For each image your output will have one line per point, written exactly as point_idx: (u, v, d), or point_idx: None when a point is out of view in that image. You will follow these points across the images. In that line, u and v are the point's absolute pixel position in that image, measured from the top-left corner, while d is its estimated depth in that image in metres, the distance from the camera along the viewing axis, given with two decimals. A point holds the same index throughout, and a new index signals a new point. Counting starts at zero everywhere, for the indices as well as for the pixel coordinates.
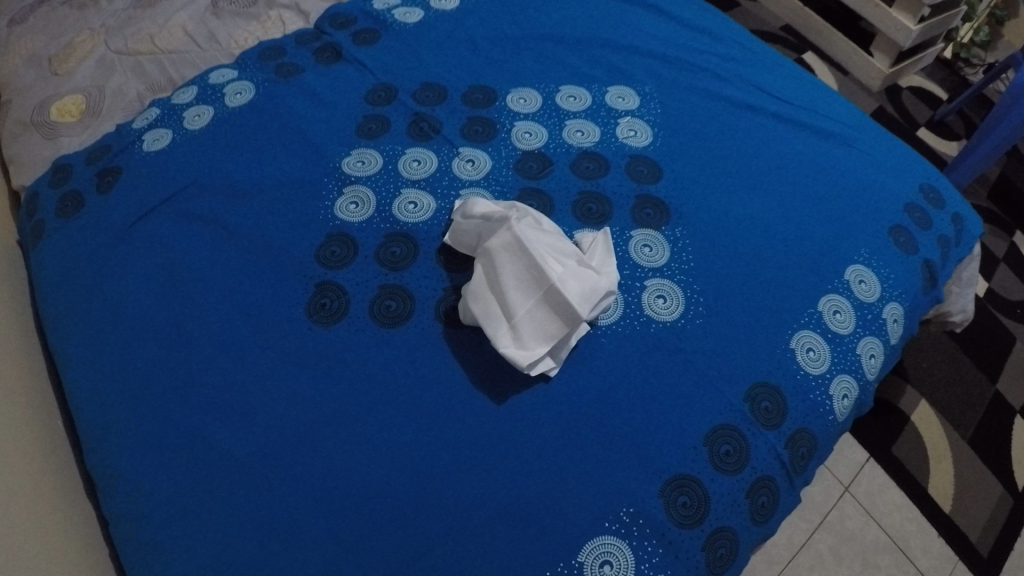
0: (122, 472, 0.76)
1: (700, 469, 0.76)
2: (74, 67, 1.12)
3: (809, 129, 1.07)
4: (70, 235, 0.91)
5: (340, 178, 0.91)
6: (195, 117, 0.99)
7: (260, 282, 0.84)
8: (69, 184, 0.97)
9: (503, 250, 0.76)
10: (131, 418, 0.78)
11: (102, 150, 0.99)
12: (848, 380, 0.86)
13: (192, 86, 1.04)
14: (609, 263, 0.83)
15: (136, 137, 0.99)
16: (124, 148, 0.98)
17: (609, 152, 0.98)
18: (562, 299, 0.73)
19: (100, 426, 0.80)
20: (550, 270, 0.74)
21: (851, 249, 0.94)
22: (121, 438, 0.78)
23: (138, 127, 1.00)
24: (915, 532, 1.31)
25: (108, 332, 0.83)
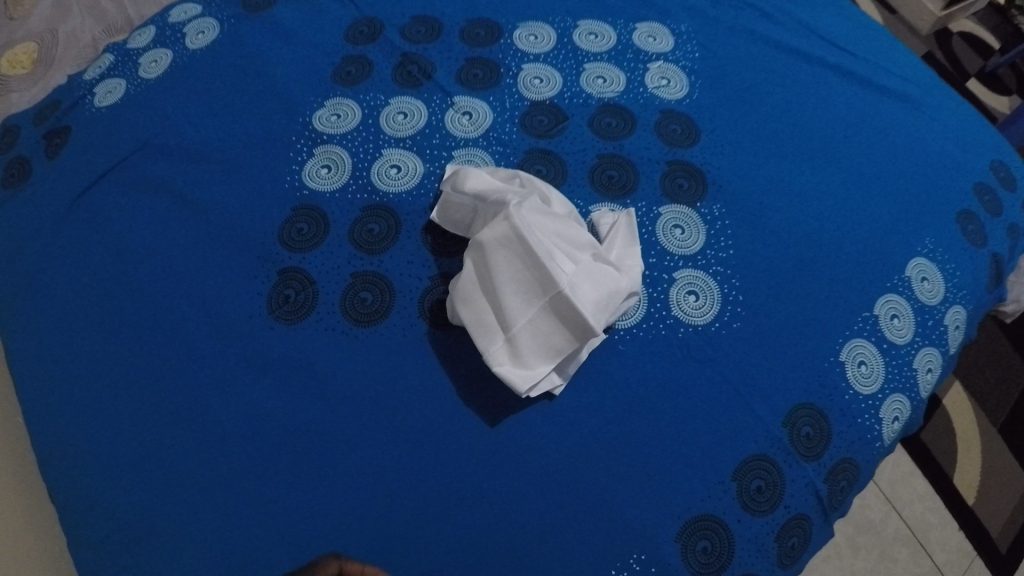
0: (67, 497, 0.66)
1: (726, 510, 0.65)
2: (28, 8, 0.94)
3: (868, 86, 0.90)
4: (7, 205, 0.78)
5: (311, 135, 0.77)
6: (151, 64, 0.83)
7: (218, 264, 0.71)
8: (14, 148, 0.82)
9: (498, 244, 0.63)
10: (76, 437, 0.67)
11: (50, 107, 0.83)
12: (902, 400, 0.73)
13: (150, 26, 0.88)
14: (632, 253, 0.70)
15: (87, 89, 0.83)
16: (74, 103, 0.82)
17: (634, 105, 0.83)
18: (571, 312, 0.61)
19: (44, 445, 0.68)
20: (557, 273, 0.61)
21: (912, 238, 0.80)
22: (65, 459, 0.67)
23: (90, 78, 0.84)
24: (936, 524, 1.21)
25: (47, 325, 0.71)
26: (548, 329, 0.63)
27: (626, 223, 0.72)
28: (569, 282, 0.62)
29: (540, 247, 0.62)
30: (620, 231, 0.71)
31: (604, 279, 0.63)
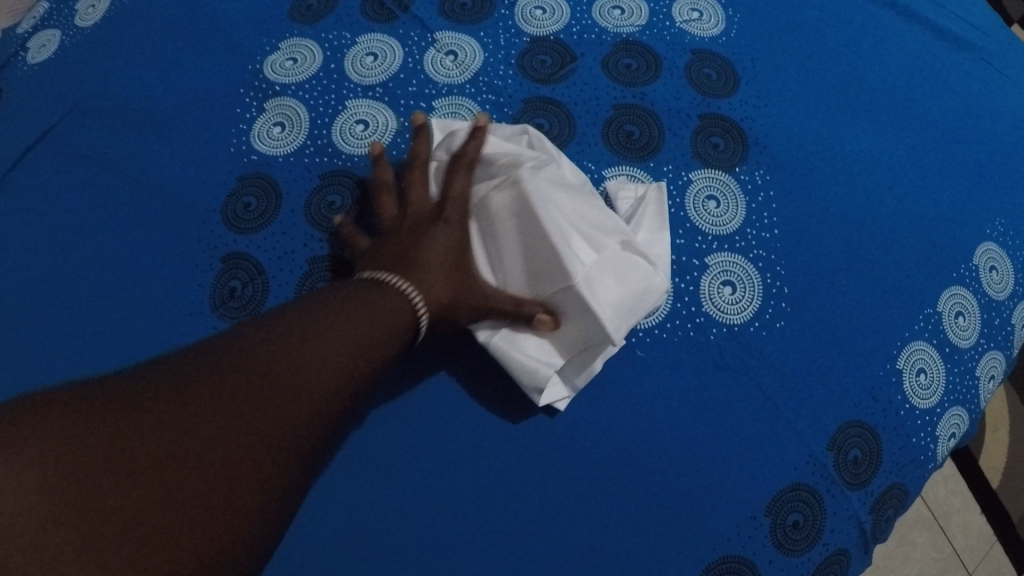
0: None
1: (756, 550, 0.55)
2: None
3: (936, 30, 0.75)
4: None
5: (263, 85, 0.63)
6: (88, 10, 0.71)
7: (156, 248, 0.60)
8: None
9: (505, 217, 0.53)
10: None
11: None
12: (960, 414, 0.63)
13: None
14: (660, 239, 0.59)
15: (21, 44, 0.72)
16: (6, 62, 0.72)
17: (658, 44, 0.68)
18: (585, 310, 0.52)
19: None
20: (572, 263, 0.51)
21: (981, 217, 0.67)
22: None
23: (23, 31, 0.73)
24: (958, 507, 1.08)
25: None
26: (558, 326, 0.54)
27: (655, 199, 0.60)
28: (585, 276, 0.52)
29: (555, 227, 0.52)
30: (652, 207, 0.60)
31: (628, 272, 0.53)
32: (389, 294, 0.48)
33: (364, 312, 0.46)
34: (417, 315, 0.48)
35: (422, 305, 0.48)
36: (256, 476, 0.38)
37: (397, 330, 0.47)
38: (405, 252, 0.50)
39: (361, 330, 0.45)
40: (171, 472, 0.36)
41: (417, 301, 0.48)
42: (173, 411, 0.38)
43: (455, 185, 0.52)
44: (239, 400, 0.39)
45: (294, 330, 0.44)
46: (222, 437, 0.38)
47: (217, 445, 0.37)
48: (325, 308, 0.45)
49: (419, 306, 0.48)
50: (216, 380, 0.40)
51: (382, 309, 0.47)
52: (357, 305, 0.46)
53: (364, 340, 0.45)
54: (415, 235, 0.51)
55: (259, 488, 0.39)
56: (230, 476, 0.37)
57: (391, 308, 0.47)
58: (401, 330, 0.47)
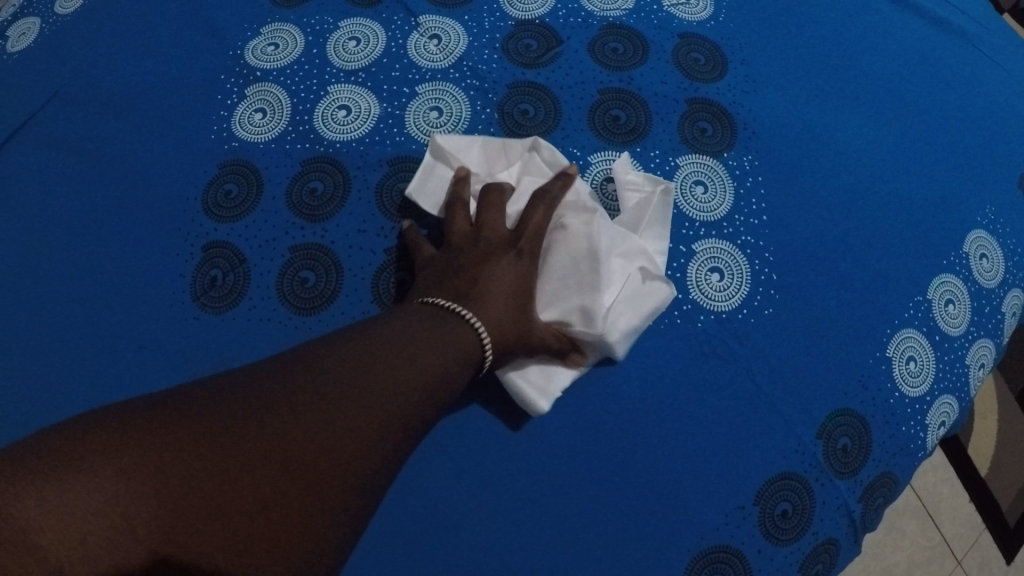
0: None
1: (745, 539, 0.55)
2: None
3: (927, 15, 0.75)
4: None
5: (243, 70, 0.62)
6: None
7: (136, 238, 0.59)
8: None
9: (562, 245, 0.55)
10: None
11: None
12: (950, 403, 0.62)
13: None
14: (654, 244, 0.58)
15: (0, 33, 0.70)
16: None
17: (645, 28, 0.67)
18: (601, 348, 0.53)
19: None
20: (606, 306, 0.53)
21: (972, 205, 0.67)
22: None
23: (3, 20, 0.71)
24: (947, 496, 1.08)
25: None
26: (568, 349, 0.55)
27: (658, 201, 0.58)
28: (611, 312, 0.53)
29: (606, 263, 0.54)
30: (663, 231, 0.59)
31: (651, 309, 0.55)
32: (459, 329, 0.47)
33: (435, 343, 0.46)
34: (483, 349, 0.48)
35: (489, 342, 0.48)
36: (325, 518, 0.39)
37: (462, 366, 0.47)
38: (473, 283, 0.49)
39: (428, 367, 0.45)
40: (253, 511, 0.37)
41: (484, 335, 0.48)
42: (258, 441, 0.38)
43: (533, 219, 0.53)
44: (318, 436, 0.39)
45: (366, 358, 0.44)
46: (300, 477, 0.38)
47: (293, 487, 0.38)
48: (398, 336, 0.45)
49: (487, 342, 0.48)
50: (297, 407, 0.40)
51: (451, 339, 0.47)
52: (428, 334, 0.46)
53: (429, 376, 0.45)
54: (486, 265, 0.50)
55: (326, 530, 0.39)
56: (303, 516, 0.38)
57: (459, 342, 0.47)
58: (466, 363, 0.47)
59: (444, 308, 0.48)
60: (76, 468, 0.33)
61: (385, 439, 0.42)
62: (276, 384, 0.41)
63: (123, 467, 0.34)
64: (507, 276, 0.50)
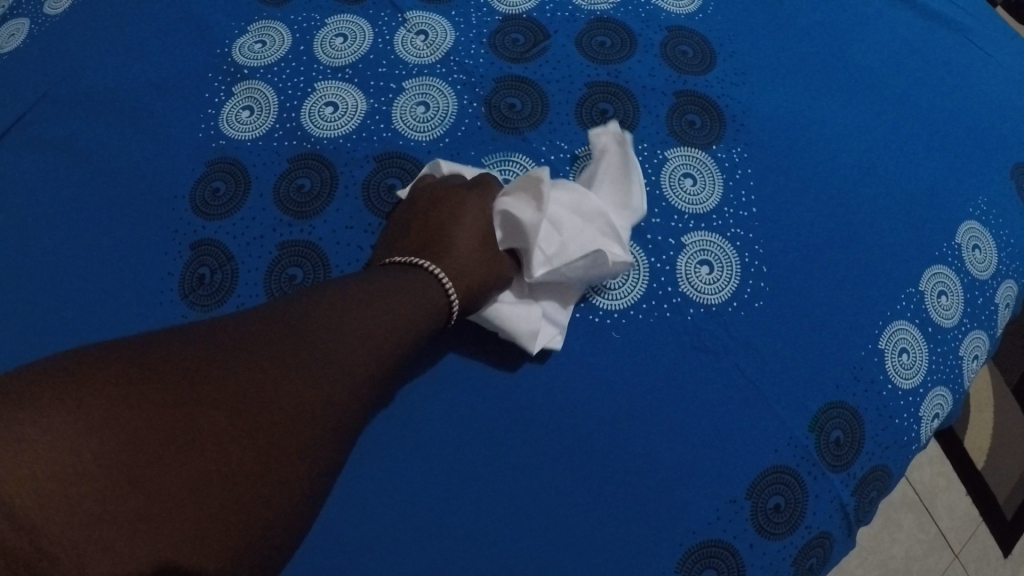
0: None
1: (737, 533, 0.54)
2: None
3: (917, 7, 0.74)
4: None
5: (230, 68, 0.62)
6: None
7: (124, 237, 0.58)
8: None
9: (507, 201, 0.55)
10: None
11: None
12: (944, 394, 0.62)
13: None
14: (622, 187, 0.58)
15: None
16: None
17: (633, 21, 0.67)
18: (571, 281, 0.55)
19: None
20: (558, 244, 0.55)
21: (964, 197, 0.66)
22: None
23: None
24: (943, 489, 1.08)
25: None
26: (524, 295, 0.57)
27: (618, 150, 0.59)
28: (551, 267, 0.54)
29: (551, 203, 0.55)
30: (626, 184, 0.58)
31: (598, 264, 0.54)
32: (425, 277, 0.50)
33: (404, 293, 0.48)
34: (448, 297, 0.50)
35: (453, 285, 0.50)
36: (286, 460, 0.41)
37: (429, 314, 0.49)
38: (435, 236, 0.52)
39: (398, 314, 0.47)
40: (215, 450, 0.38)
41: (446, 280, 0.50)
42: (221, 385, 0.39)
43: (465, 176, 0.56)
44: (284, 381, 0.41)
45: (334, 309, 0.45)
46: (262, 416, 0.40)
47: (257, 426, 0.40)
48: (367, 288, 0.47)
49: (451, 290, 0.50)
50: (262, 354, 0.42)
51: (418, 288, 0.49)
52: (398, 283, 0.48)
53: (398, 325, 0.47)
54: (446, 216, 0.53)
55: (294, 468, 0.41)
56: (264, 458, 0.40)
57: (425, 290, 0.49)
58: (430, 308, 0.49)
59: (409, 261, 0.51)
60: (40, 403, 0.34)
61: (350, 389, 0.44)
62: (243, 335, 0.43)
63: (83, 406, 0.35)
64: (473, 229, 0.53)
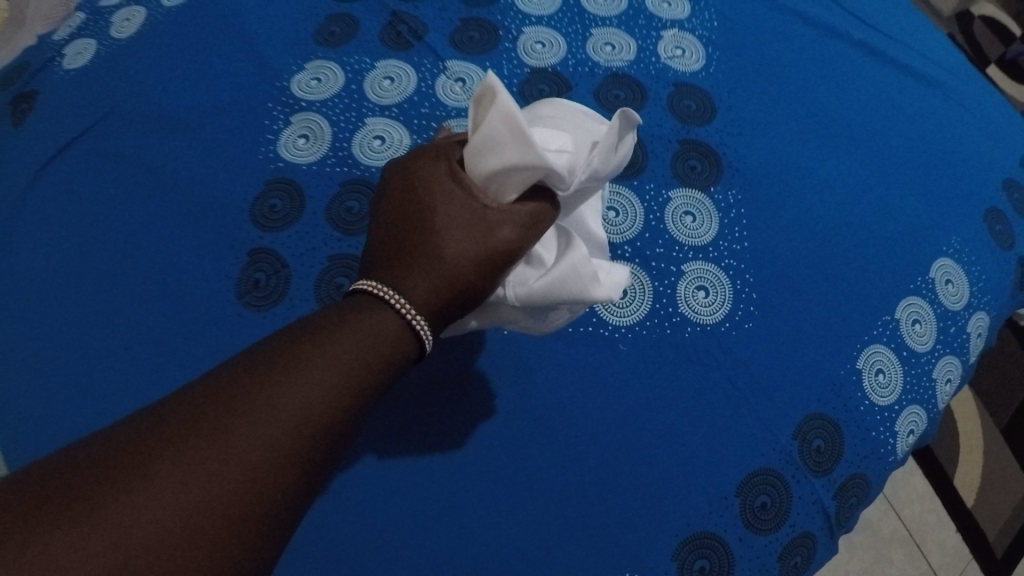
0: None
1: (727, 528, 0.60)
2: None
3: (900, 68, 0.83)
4: None
5: (289, 100, 0.70)
6: (124, 23, 0.77)
7: (187, 244, 0.66)
8: None
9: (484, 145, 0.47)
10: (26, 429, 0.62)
11: (18, 69, 0.78)
12: (919, 413, 0.68)
13: None
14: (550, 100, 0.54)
15: (56, 50, 0.77)
16: (42, 67, 0.77)
17: (644, 78, 0.75)
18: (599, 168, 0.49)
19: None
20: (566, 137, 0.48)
21: (938, 236, 0.74)
22: (13, 448, 0.62)
23: (59, 39, 0.78)
24: (932, 526, 1.18)
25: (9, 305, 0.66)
26: (551, 256, 0.49)
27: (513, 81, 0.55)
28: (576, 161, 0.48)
29: None
30: (560, 104, 0.54)
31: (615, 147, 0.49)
32: (384, 311, 0.43)
33: (358, 339, 0.42)
34: (410, 325, 0.43)
35: (416, 313, 0.43)
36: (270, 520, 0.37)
37: (399, 356, 0.43)
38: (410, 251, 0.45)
39: (357, 360, 0.41)
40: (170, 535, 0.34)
41: (409, 311, 0.43)
42: (152, 483, 0.34)
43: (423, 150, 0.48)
44: (230, 457, 0.36)
45: (276, 364, 0.40)
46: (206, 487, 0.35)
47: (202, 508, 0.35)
48: (315, 332, 0.42)
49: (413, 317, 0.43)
50: (194, 435, 0.36)
51: (372, 332, 0.42)
52: (345, 325, 0.42)
53: (359, 370, 0.41)
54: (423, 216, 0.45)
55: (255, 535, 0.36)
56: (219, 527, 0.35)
57: (384, 331, 0.42)
58: (393, 345, 0.43)
59: (374, 290, 0.44)
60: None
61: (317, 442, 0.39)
62: (165, 420, 0.37)
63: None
64: (451, 234, 0.44)
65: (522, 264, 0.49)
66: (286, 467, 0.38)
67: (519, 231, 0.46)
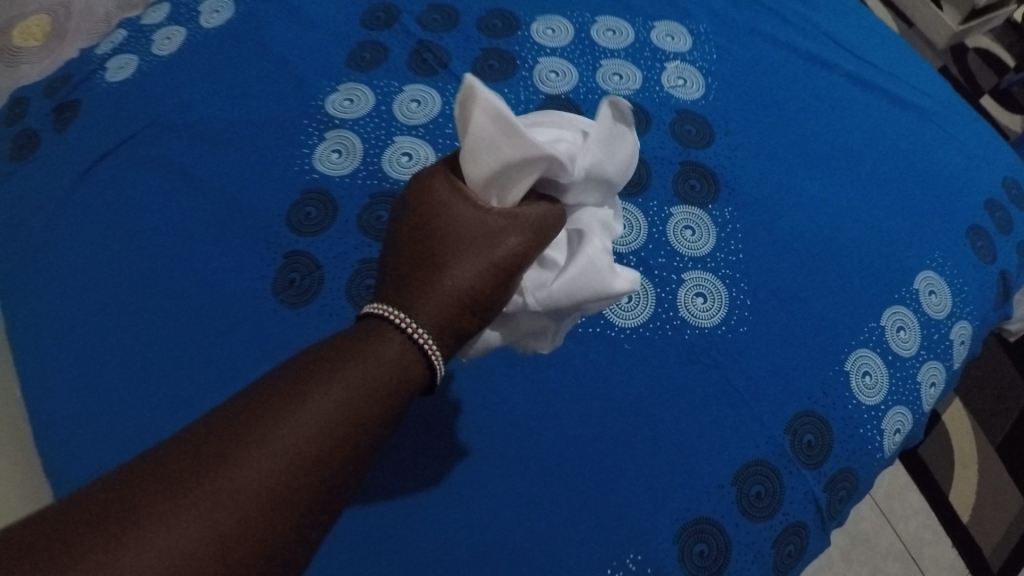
0: (60, 475, 0.65)
1: (724, 514, 0.64)
2: None
3: (888, 97, 0.89)
4: (22, 181, 0.79)
5: (324, 119, 0.77)
6: (164, 41, 0.83)
7: (227, 248, 0.72)
8: (25, 120, 0.83)
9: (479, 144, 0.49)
10: (75, 414, 0.67)
11: (61, 80, 0.84)
12: (904, 413, 0.73)
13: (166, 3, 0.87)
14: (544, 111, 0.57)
15: (98, 63, 0.83)
16: (84, 78, 0.83)
17: (649, 104, 0.82)
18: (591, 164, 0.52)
19: (41, 419, 0.68)
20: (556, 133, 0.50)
21: (922, 251, 0.79)
22: (56, 431, 0.67)
23: (102, 53, 0.84)
24: (930, 541, 1.20)
25: (56, 300, 0.72)
26: (563, 259, 0.52)
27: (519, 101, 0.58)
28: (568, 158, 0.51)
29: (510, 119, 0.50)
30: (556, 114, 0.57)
31: (614, 142, 0.54)
32: (395, 337, 0.43)
33: (370, 364, 0.41)
34: (424, 348, 0.43)
35: (429, 338, 0.43)
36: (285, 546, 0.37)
37: (410, 378, 0.43)
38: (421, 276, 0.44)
39: (361, 389, 0.41)
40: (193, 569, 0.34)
41: (419, 334, 0.43)
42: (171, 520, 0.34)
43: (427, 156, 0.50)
44: (236, 485, 0.36)
45: (280, 394, 0.40)
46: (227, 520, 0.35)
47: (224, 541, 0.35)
48: (327, 359, 0.42)
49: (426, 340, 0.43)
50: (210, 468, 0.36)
51: (383, 356, 0.42)
52: (355, 350, 0.42)
53: (366, 393, 0.41)
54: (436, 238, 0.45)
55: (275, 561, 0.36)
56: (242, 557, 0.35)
57: (392, 358, 0.42)
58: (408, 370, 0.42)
59: (384, 313, 0.44)
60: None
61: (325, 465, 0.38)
62: (168, 457, 0.37)
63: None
64: (462, 258, 0.44)
65: (535, 269, 0.51)
66: (295, 487, 0.37)
67: (527, 240, 0.46)
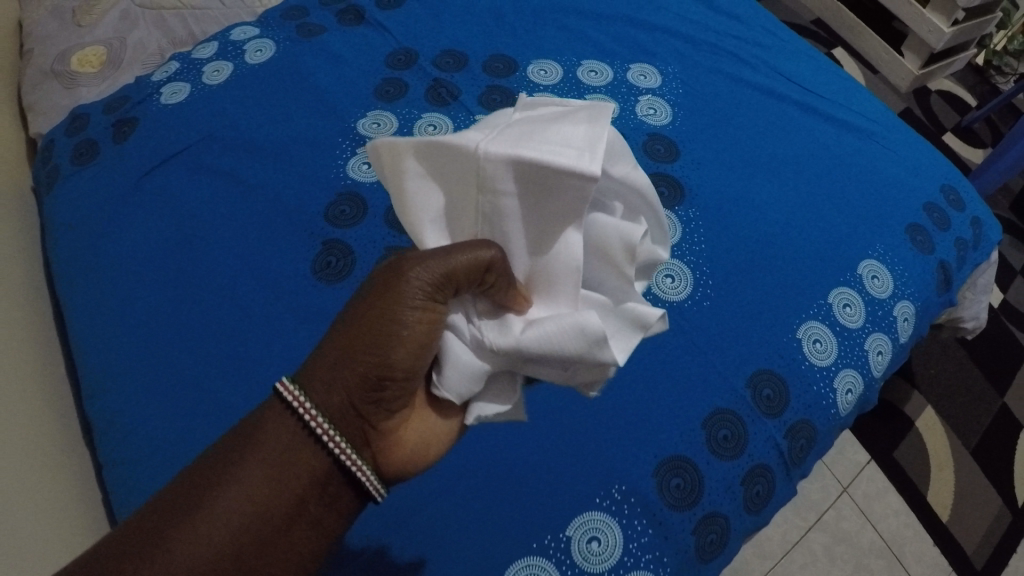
0: (120, 426, 0.76)
1: (697, 453, 0.75)
2: (98, 19, 1.09)
3: (834, 121, 1.03)
4: (83, 183, 0.92)
5: (356, 137, 0.92)
6: (214, 73, 0.98)
7: (271, 243, 0.86)
8: (85, 132, 0.96)
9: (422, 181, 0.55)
10: (133, 375, 0.78)
11: (120, 101, 0.98)
12: (853, 375, 0.84)
13: (213, 41, 1.03)
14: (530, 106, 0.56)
15: (155, 89, 0.98)
16: (141, 100, 0.97)
17: (625, 129, 0.97)
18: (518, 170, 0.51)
19: (101, 380, 0.79)
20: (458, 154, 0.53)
21: (865, 244, 0.92)
22: (114, 388, 0.78)
23: (157, 80, 0.99)
24: (911, 538, 1.28)
25: (116, 281, 0.84)
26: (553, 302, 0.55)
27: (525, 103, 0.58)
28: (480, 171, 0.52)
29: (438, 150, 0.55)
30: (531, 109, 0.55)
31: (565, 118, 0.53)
32: (295, 429, 0.48)
33: (272, 452, 0.47)
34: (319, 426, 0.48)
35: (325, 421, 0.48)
36: None
37: (314, 461, 0.48)
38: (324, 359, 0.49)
39: (266, 484, 0.47)
40: None
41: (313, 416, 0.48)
42: None
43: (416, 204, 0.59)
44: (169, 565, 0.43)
45: (207, 477, 0.46)
46: None
47: None
48: (240, 444, 0.48)
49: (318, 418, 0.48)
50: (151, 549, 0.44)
51: (283, 446, 0.48)
52: (262, 437, 0.48)
53: (275, 476, 0.47)
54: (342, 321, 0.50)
55: None
56: None
57: (289, 444, 0.48)
58: (308, 457, 0.48)
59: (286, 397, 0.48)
60: None
61: (248, 539, 0.45)
62: (113, 547, 0.45)
63: None
64: (354, 324, 0.48)
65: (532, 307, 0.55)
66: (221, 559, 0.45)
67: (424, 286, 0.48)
